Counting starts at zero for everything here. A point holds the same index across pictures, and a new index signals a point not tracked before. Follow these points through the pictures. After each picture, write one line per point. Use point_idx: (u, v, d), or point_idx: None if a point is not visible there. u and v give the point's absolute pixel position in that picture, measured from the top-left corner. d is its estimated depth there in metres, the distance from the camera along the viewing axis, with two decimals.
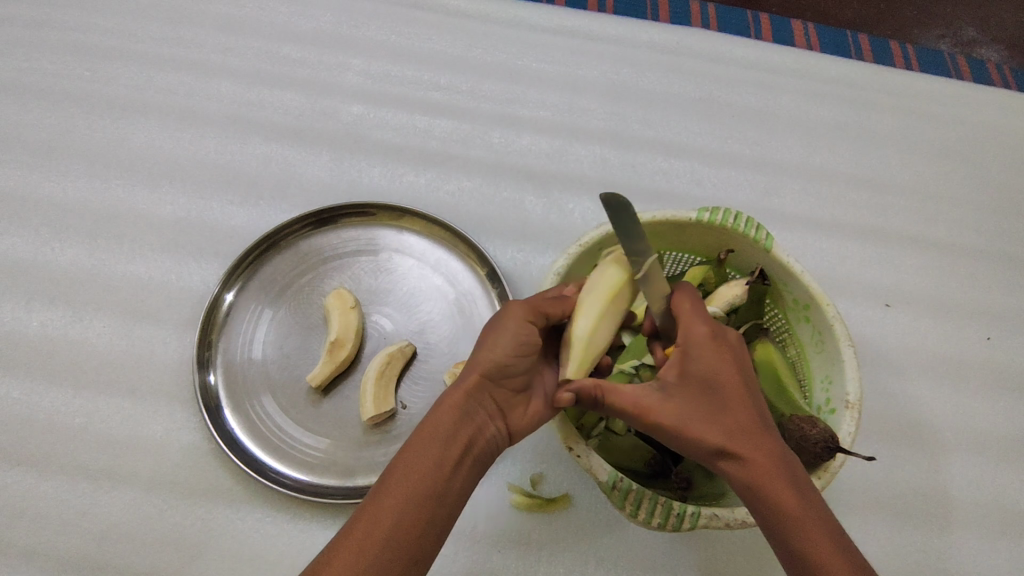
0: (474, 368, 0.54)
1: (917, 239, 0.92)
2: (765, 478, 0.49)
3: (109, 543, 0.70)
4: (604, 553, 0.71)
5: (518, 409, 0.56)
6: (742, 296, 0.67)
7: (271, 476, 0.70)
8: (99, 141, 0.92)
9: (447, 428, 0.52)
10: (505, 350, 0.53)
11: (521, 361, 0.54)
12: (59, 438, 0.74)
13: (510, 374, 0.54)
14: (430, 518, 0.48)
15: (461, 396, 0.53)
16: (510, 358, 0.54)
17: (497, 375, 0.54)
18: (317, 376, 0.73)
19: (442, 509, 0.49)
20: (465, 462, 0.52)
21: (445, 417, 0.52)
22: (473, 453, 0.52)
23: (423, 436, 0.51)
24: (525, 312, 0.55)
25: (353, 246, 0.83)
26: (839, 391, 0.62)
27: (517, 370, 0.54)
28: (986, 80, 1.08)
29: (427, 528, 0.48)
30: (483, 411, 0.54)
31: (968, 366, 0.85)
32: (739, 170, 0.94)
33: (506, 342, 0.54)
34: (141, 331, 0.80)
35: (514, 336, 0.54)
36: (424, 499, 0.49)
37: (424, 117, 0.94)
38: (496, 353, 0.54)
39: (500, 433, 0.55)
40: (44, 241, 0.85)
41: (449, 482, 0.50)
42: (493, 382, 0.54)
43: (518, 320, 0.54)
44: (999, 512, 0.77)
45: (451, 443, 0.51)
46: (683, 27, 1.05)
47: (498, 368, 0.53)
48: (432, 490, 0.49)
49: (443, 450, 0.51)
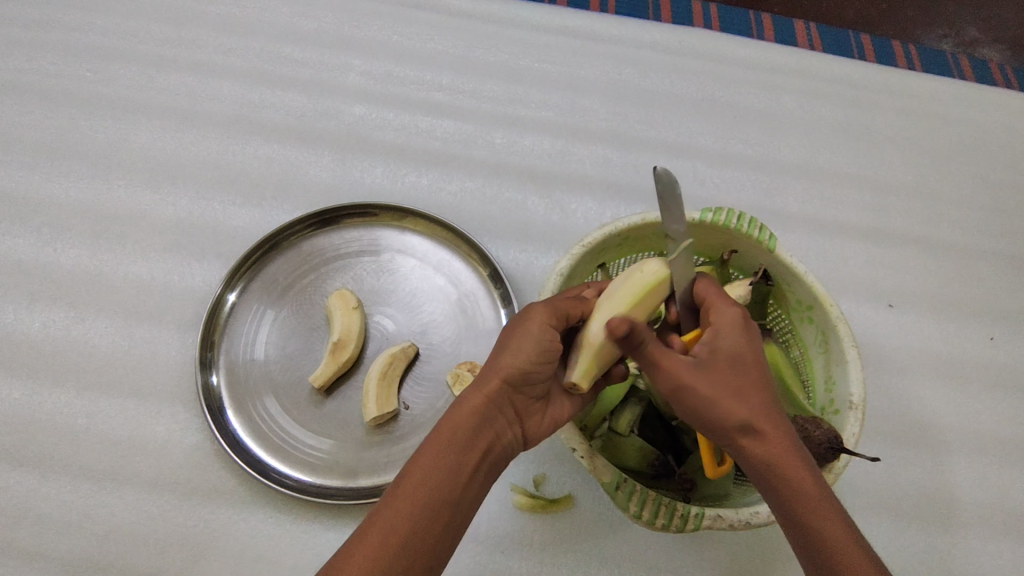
0: (496, 373, 0.53)
1: (920, 240, 0.92)
2: (787, 459, 0.49)
3: (111, 544, 0.69)
4: (607, 554, 0.71)
5: (535, 416, 0.57)
6: (745, 296, 0.67)
7: (274, 477, 0.70)
8: (100, 141, 0.92)
9: (467, 433, 0.52)
10: (528, 356, 0.53)
11: (543, 368, 0.54)
12: (61, 438, 0.74)
13: (530, 381, 0.54)
14: (448, 523, 0.49)
15: (482, 400, 0.53)
16: (532, 366, 0.54)
17: (519, 382, 0.54)
18: (320, 376, 0.73)
19: (457, 515, 0.49)
20: (482, 467, 0.52)
21: (465, 421, 0.52)
22: (489, 458, 0.53)
23: (443, 438, 0.51)
24: (548, 316, 0.54)
25: (356, 246, 0.83)
26: (843, 391, 0.62)
27: (538, 377, 0.55)
28: (988, 80, 1.08)
29: (442, 534, 0.48)
30: (502, 416, 0.54)
31: (971, 367, 0.85)
32: (741, 170, 0.94)
33: (529, 348, 0.54)
34: (143, 332, 0.80)
35: (538, 341, 0.54)
36: (443, 503, 0.49)
37: (426, 118, 0.94)
38: (519, 359, 0.53)
39: (516, 439, 0.56)
40: (46, 241, 0.85)
41: (466, 487, 0.50)
42: (515, 389, 0.54)
43: (541, 324, 0.54)
44: (1002, 513, 0.77)
45: (471, 448, 0.51)
46: (685, 27, 1.05)
47: (520, 374, 0.54)
48: (451, 494, 0.49)
49: (461, 456, 0.51)
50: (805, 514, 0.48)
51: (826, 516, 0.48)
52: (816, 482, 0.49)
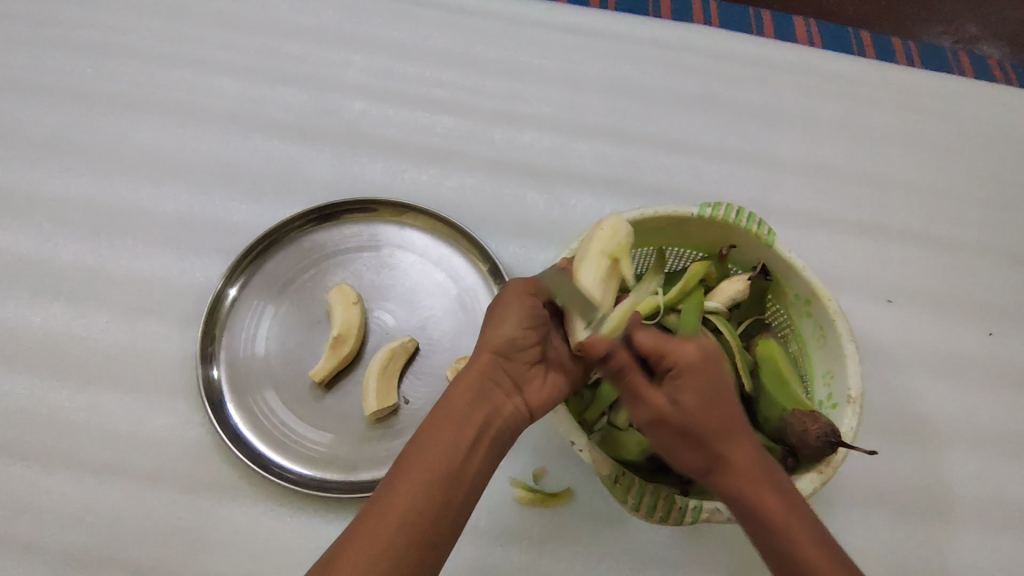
0: (484, 346, 0.56)
1: (918, 236, 0.92)
2: (762, 492, 0.49)
3: (113, 537, 0.70)
4: (607, 548, 0.71)
5: (534, 385, 0.57)
6: (743, 291, 0.69)
7: (275, 471, 0.70)
8: (101, 138, 0.92)
9: (462, 408, 0.52)
10: (512, 324, 0.56)
11: (530, 334, 0.57)
12: (63, 433, 0.74)
13: (521, 349, 0.56)
14: (448, 500, 0.48)
15: (474, 373, 0.55)
16: (518, 332, 0.56)
17: (509, 350, 0.56)
18: (320, 371, 0.73)
19: (460, 490, 0.49)
20: (482, 442, 0.52)
21: (460, 397, 0.53)
22: (490, 433, 0.53)
23: (437, 417, 0.52)
24: (527, 287, 0.58)
25: (355, 242, 0.83)
26: (840, 386, 0.62)
27: (527, 342, 0.56)
28: (987, 76, 1.08)
29: (444, 511, 0.48)
30: (498, 389, 0.55)
31: (969, 362, 0.85)
32: (741, 166, 0.94)
33: (512, 318, 0.56)
34: (145, 327, 0.80)
35: (520, 309, 0.56)
36: (441, 478, 0.49)
37: (425, 114, 0.94)
38: (502, 329, 0.56)
39: (518, 411, 0.56)
40: (47, 237, 0.85)
41: (466, 460, 0.50)
42: (505, 358, 0.56)
43: (520, 294, 0.57)
44: (999, 508, 0.77)
45: (467, 423, 0.52)
46: (684, 23, 1.05)
47: (507, 343, 0.56)
48: (450, 469, 0.49)
49: (460, 430, 0.51)
50: (785, 545, 0.47)
51: (809, 549, 0.47)
52: (795, 514, 0.48)
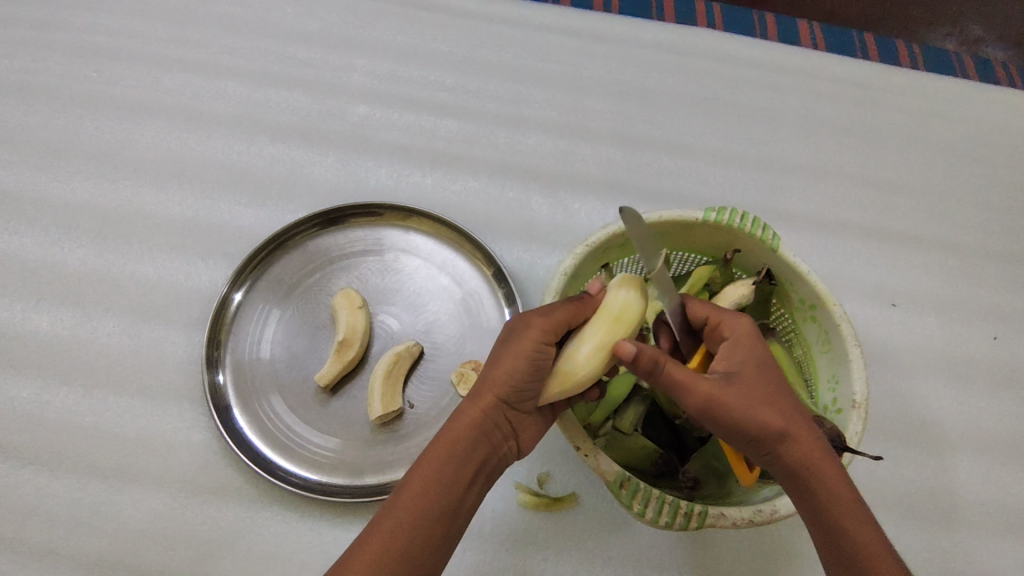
0: (491, 388, 0.53)
1: (924, 239, 0.92)
2: (824, 470, 0.50)
3: (120, 542, 0.70)
4: (610, 553, 0.71)
5: (529, 429, 0.57)
6: (749, 295, 0.68)
7: (279, 475, 0.70)
8: (107, 141, 0.93)
9: (464, 448, 0.52)
10: (521, 373, 0.53)
11: (536, 385, 0.54)
12: (71, 437, 0.75)
13: (524, 398, 0.54)
14: (442, 540, 0.50)
15: (477, 415, 0.53)
16: (525, 384, 0.53)
17: (514, 400, 0.54)
18: (326, 375, 0.74)
19: (454, 528, 0.51)
20: (477, 482, 0.53)
21: (464, 437, 0.52)
22: (484, 471, 0.54)
23: (438, 454, 0.52)
24: (543, 335, 0.54)
25: (360, 246, 0.83)
26: (845, 391, 0.62)
27: (531, 392, 0.54)
28: (992, 79, 1.08)
29: (438, 549, 0.50)
30: (498, 432, 0.54)
31: (974, 366, 0.85)
32: (745, 170, 0.94)
33: (522, 366, 0.53)
34: (152, 331, 0.80)
35: (532, 358, 0.53)
36: (437, 519, 0.50)
37: (430, 118, 0.94)
38: (511, 377, 0.53)
39: (510, 452, 0.56)
40: (54, 240, 0.86)
41: (461, 499, 0.51)
42: (509, 405, 0.54)
43: (535, 341, 0.53)
44: (1005, 512, 0.77)
45: (466, 466, 0.52)
46: (688, 26, 1.05)
47: (513, 392, 0.53)
48: (446, 511, 0.50)
49: (457, 471, 0.51)
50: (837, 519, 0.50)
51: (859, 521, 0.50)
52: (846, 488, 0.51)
